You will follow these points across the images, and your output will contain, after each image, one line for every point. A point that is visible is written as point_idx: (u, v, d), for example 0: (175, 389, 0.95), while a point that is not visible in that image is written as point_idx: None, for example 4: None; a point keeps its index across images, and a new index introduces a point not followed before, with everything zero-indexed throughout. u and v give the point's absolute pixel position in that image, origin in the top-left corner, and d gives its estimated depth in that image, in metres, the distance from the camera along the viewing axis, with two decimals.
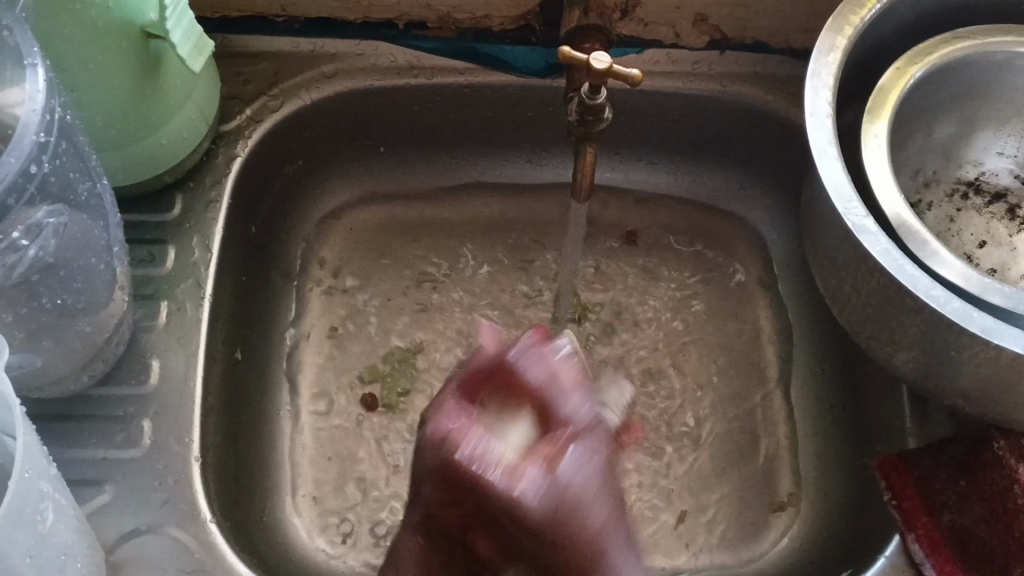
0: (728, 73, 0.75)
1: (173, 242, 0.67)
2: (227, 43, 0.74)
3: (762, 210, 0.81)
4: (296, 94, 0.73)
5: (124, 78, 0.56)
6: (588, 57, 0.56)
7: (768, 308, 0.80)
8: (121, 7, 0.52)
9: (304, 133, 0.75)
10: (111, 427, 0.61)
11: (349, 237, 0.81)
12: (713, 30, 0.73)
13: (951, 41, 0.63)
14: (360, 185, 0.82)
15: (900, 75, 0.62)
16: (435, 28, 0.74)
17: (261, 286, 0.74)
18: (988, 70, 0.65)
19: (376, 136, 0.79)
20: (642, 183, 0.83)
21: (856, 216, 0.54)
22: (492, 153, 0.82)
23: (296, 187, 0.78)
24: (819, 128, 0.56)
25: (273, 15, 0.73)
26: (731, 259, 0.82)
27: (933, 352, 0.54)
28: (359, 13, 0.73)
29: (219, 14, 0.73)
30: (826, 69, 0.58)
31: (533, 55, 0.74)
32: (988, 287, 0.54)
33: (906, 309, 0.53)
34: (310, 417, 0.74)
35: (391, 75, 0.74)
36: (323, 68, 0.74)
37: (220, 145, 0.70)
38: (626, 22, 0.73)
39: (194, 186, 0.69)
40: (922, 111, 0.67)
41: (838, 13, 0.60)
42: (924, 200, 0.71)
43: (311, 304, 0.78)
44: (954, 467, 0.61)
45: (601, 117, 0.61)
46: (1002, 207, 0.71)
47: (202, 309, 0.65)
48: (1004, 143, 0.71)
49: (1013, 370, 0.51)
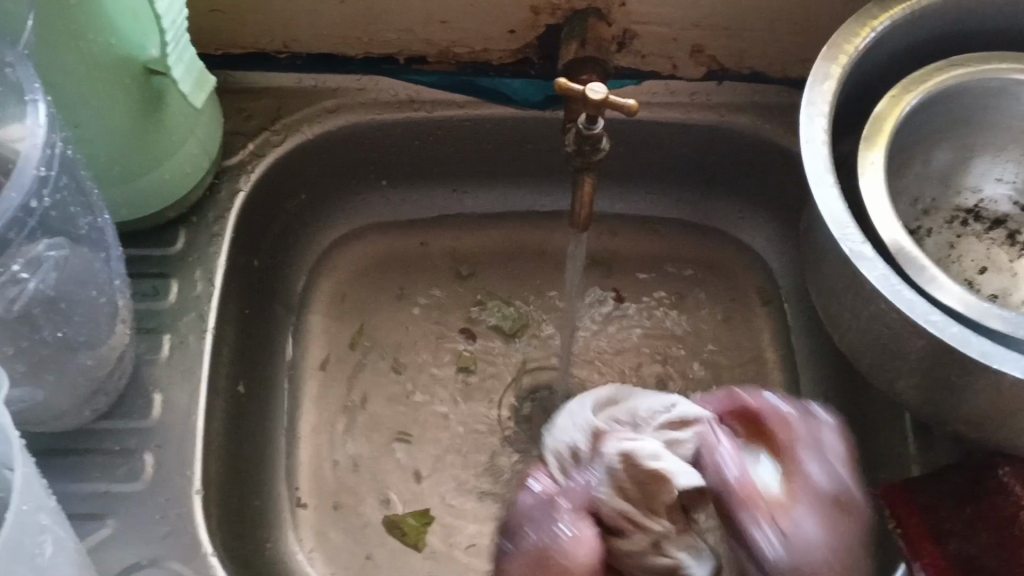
0: (726, 103, 0.75)
1: (176, 275, 0.67)
2: (230, 80, 0.75)
3: (763, 238, 0.82)
4: (299, 129, 0.74)
5: (125, 114, 0.56)
6: (584, 88, 0.57)
7: (770, 337, 0.79)
8: (125, 44, 0.53)
9: (307, 168, 0.76)
10: (113, 461, 0.61)
11: (351, 270, 0.82)
12: (711, 61, 0.74)
13: (946, 68, 0.64)
14: (363, 219, 0.82)
15: (896, 103, 0.63)
16: (434, 63, 0.75)
17: (266, 318, 0.74)
18: (982, 97, 0.65)
19: (379, 171, 0.80)
20: (643, 212, 0.83)
21: (853, 242, 0.54)
22: (494, 185, 0.82)
23: (299, 220, 0.78)
24: (815, 155, 0.57)
25: (277, 51, 0.74)
26: (734, 287, 0.82)
27: (936, 378, 0.54)
28: (360, 48, 0.74)
29: (222, 50, 0.74)
30: (821, 96, 0.58)
31: (532, 88, 0.75)
32: (987, 313, 0.54)
33: (906, 335, 0.53)
34: (312, 452, 0.74)
35: (392, 110, 0.75)
36: (324, 102, 0.75)
37: (223, 180, 0.71)
38: (623, 55, 0.74)
39: (198, 221, 0.69)
40: (919, 138, 0.67)
41: (832, 42, 0.60)
42: (923, 227, 0.71)
43: (314, 336, 0.78)
44: (958, 495, 0.61)
45: (599, 147, 0.61)
46: (1001, 233, 0.71)
47: (205, 341, 0.65)
48: (1002, 169, 0.71)
49: (1015, 395, 0.50)
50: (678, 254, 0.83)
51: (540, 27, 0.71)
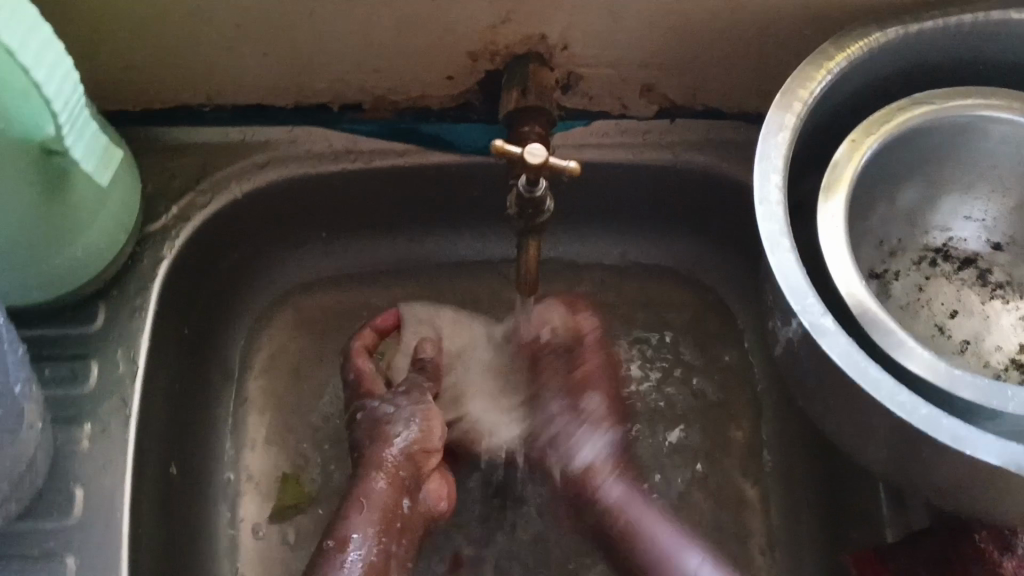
0: (679, 141, 0.71)
1: (97, 356, 0.63)
2: (148, 136, 0.70)
3: (722, 276, 0.78)
4: (226, 186, 0.69)
5: (19, 197, 0.51)
6: (522, 151, 0.53)
7: (735, 381, 0.77)
8: (15, 127, 0.48)
9: (238, 226, 0.71)
10: (33, 567, 0.57)
11: (291, 328, 0.77)
12: (662, 100, 0.69)
13: (907, 107, 0.60)
14: (302, 274, 0.78)
15: (856, 148, 0.59)
16: (370, 110, 0.69)
17: (198, 388, 0.70)
18: (948, 136, 0.61)
19: (318, 224, 0.75)
20: (596, 254, 0.80)
21: (813, 314, 0.50)
22: (442, 229, 0.78)
23: (235, 280, 0.74)
24: (771, 218, 0.52)
25: (200, 104, 0.68)
26: (695, 329, 0.78)
27: (905, 453, 0.51)
28: (289, 97, 0.67)
29: (139, 106, 0.68)
30: (777, 150, 0.54)
31: (477, 132, 0.71)
32: (957, 380, 0.51)
33: (873, 413, 0.50)
34: (258, 528, 0.70)
35: (327, 160, 0.70)
36: (253, 156, 0.70)
37: (145, 248, 0.66)
38: (570, 97, 0.68)
39: (119, 294, 0.65)
40: (883, 181, 0.64)
41: (786, 87, 0.56)
42: (889, 270, 0.68)
43: (253, 400, 0.74)
44: (931, 563, 0.59)
45: (543, 209, 0.57)
46: (972, 274, 0.68)
47: (129, 430, 0.61)
48: (970, 207, 0.67)
49: (989, 478, 0.47)
50: (635, 294, 0.80)
51: (478, 73, 0.66)
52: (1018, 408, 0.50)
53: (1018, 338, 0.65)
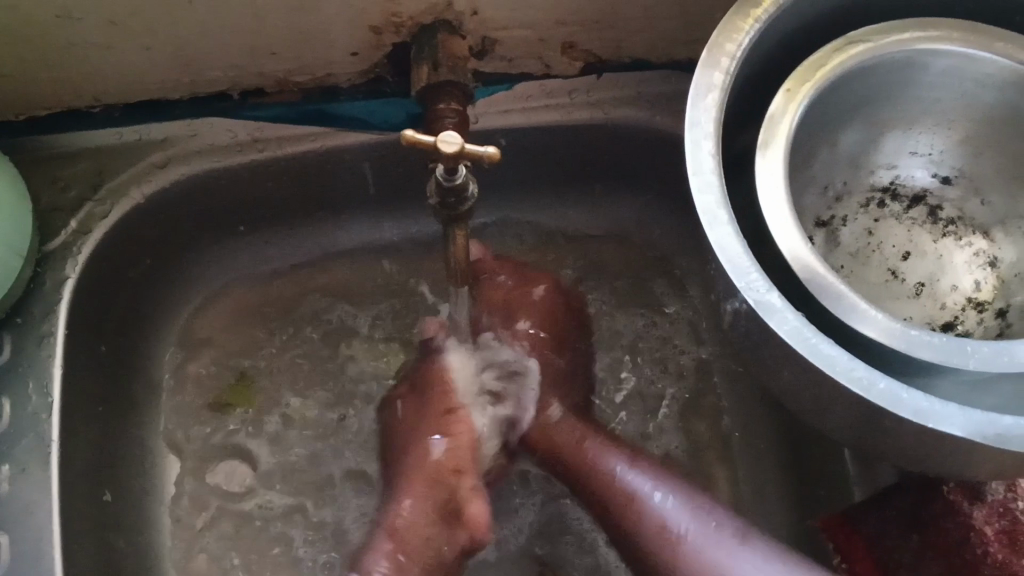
0: (608, 98, 0.67)
1: (5, 392, 0.58)
2: (38, 146, 0.65)
3: (664, 231, 0.76)
4: (126, 192, 0.64)
5: None
6: (435, 140, 0.48)
7: (685, 339, 0.74)
8: None
9: (146, 232, 0.67)
10: None
11: (219, 330, 0.74)
12: (586, 55, 0.65)
13: (842, 49, 0.55)
14: (225, 271, 0.74)
15: (791, 97, 0.55)
16: (275, 93, 0.64)
17: (118, 408, 0.66)
18: (888, 72, 0.57)
19: (235, 218, 0.71)
20: (533, 219, 0.76)
21: (757, 291, 0.47)
22: (366, 212, 0.74)
23: (149, 287, 0.69)
24: (705, 190, 0.48)
25: (87, 106, 0.63)
26: (642, 288, 0.76)
27: (862, 427, 0.48)
28: (184, 90, 0.63)
29: (25, 115, 0.63)
30: (706, 113, 0.50)
31: (392, 107, 0.66)
32: (914, 341, 0.49)
33: (827, 389, 0.47)
34: (206, 546, 0.68)
35: (232, 153, 0.66)
36: (152, 156, 0.65)
37: (46, 268, 0.61)
38: (489, 63, 0.64)
39: (24, 321, 0.60)
40: (823, 126, 0.60)
41: (712, 41, 0.51)
42: (837, 216, 0.65)
43: (188, 411, 0.71)
44: (901, 523, 0.57)
45: (465, 197, 0.53)
46: (923, 211, 0.65)
47: (51, 466, 0.57)
48: (916, 142, 0.64)
49: (953, 449, 0.45)
50: (577, 258, 0.77)
51: (384, 46, 0.61)
52: (980, 366, 0.48)
53: (974, 277, 0.62)
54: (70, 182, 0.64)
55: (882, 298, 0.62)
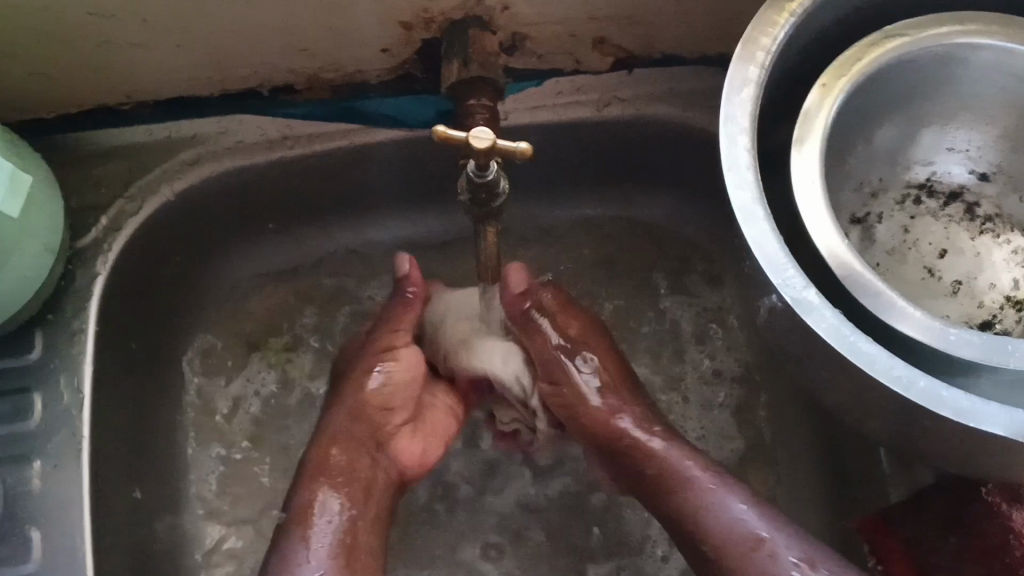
0: (638, 94, 0.67)
1: (38, 389, 0.58)
2: (69, 143, 0.65)
3: (694, 228, 0.75)
4: (156, 190, 0.64)
5: None
6: (468, 135, 0.48)
7: (714, 337, 0.74)
8: None
9: (175, 228, 0.67)
10: None
11: (247, 326, 0.74)
12: (617, 50, 0.64)
13: (879, 43, 0.55)
14: (253, 267, 0.74)
15: (828, 92, 0.54)
16: (304, 90, 0.64)
17: (148, 405, 0.66)
18: (926, 66, 0.56)
19: (264, 215, 0.71)
20: (560, 215, 0.76)
21: (794, 288, 0.46)
22: (394, 209, 0.74)
23: (178, 283, 0.70)
24: (741, 186, 0.48)
25: (118, 103, 0.63)
26: (670, 286, 0.75)
27: (898, 427, 0.48)
28: (213, 87, 0.62)
29: (57, 112, 0.63)
30: (741, 107, 0.49)
31: (421, 104, 0.66)
32: (953, 340, 0.48)
33: (865, 388, 0.46)
34: (235, 541, 0.68)
35: (264, 150, 0.66)
36: (183, 154, 0.65)
37: (77, 265, 0.61)
38: (519, 59, 0.63)
39: (55, 318, 0.60)
40: (859, 121, 0.59)
41: (748, 35, 0.51)
42: (872, 213, 0.64)
43: (216, 407, 0.71)
44: (938, 523, 0.56)
45: (497, 193, 0.53)
46: (959, 208, 0.64)
47: (82, 462, 0.57)
48: (953, 138, 0.63)
49: (995, 449, 0.44)
50: (605, 254, 0.76)
51: (415, 42, 0.60)
52: (1021, 366, 0.47)
53: (1013, 275, 0.61)
54: (101, 179, 0.64)
55: (918, 296, 0.61)
